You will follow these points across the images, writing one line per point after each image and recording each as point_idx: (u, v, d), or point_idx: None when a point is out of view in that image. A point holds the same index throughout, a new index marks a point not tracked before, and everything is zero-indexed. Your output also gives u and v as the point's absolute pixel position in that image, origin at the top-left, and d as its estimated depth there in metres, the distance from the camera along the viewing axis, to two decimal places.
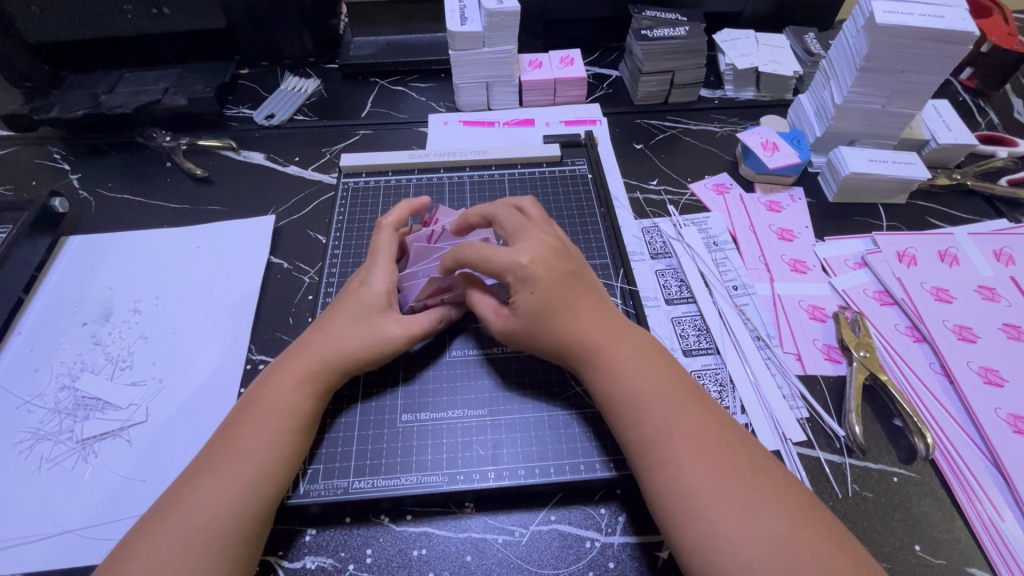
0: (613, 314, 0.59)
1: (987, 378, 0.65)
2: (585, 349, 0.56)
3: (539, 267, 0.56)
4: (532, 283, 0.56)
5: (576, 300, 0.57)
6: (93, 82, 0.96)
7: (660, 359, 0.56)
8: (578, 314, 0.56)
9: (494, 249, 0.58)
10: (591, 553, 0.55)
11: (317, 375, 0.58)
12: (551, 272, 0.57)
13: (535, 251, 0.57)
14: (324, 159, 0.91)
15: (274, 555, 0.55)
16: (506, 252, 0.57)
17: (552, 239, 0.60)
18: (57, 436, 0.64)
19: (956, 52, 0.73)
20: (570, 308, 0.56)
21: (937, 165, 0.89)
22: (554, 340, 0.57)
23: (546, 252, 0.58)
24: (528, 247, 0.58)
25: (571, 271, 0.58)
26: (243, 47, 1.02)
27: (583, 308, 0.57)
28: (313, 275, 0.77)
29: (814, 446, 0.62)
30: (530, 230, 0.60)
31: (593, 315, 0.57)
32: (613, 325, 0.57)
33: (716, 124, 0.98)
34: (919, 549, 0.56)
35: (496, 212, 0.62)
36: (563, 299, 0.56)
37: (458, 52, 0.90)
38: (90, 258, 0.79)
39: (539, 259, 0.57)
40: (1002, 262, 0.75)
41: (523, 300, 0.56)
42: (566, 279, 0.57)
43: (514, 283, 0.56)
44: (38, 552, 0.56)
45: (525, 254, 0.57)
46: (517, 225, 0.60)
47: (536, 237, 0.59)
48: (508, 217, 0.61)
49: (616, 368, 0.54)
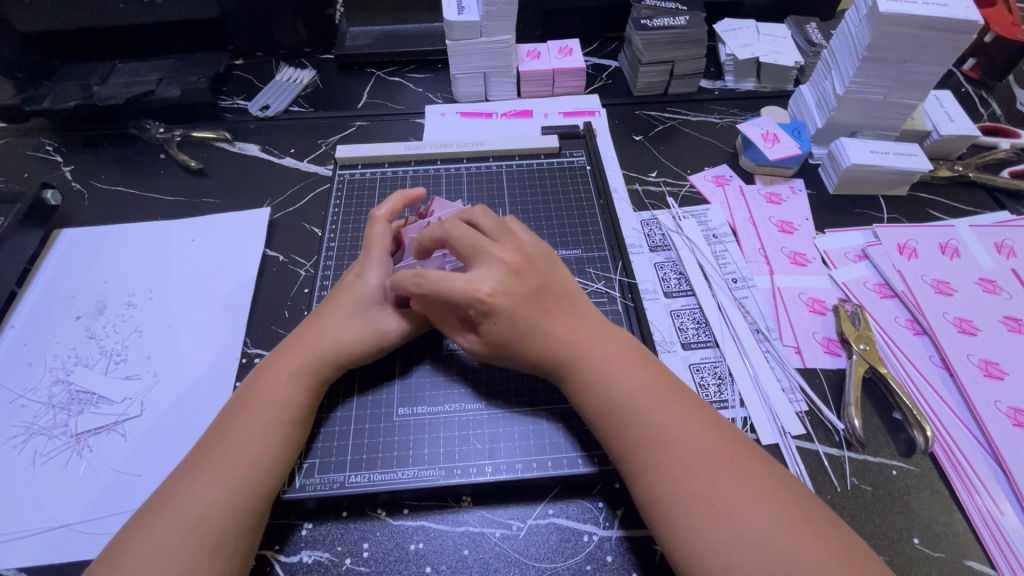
0: (592, 323, 0.57)
1: (987, 371, 0.65)
2: (568, 356, 0.55)
3: (501, 296, 0.53)
4: (495, 312, 0.53)
5: (548, 316, 0.55)
6: (85, 73, 0.95)
7: (650, 361, 0.55)
8: (550, 334, 0.55)
9: (450, 277, 0.52)
10: (589, 547, 0.55)
11: (309, 372, 0.57)
12: (513, 296, 0.53)
13: (495, 277, 0.53)
14: (319, 151, 0.90)
15: (270, 550, 0.54)
16: (463, 281, 0.52)
17: (514, 254, 0.55)
18: (51, 431, 0.63)
19: (959, 41, 0.72)
20: (540, 328, 0.55)
21: (939, 157, 0.88)
22: (530, 359, 0.56)
23: (506, 275, 0.54)
24: (485, 273, 0.53)
25: (537, 287, 0.55)
26: (237, 37, 1.00)
27: (560, 320, 0.56)
28: (308, 268, 0.76)
29: (813, 439, 0.62)
30: (488, 249, 0.55)
31: (568, 329, 0.55)
32: (595, 332, 0.56)
33: (716, 116, 0.96)
34: (918, 543, 0.56)
35: (446, 231, 0.56)
36: (531, 321, 0.54)
37: (455, 42, 0.89)
38: (83, 251, 0.79)
39: (501, 284, 0.53)
40: (1003, 254, 0.75)
41: (489, 329, 0.54)
42: (533, 298, 0.54)
43: (477, 315, 0.53)
44: (32, 546, 0.56)
45: (482, 283, 0.52)
46: (473, 246, 0.55)
47: (494, 258, 0.54)
48: (463, 236, 0.55)
49: (606, 370, 0.53)
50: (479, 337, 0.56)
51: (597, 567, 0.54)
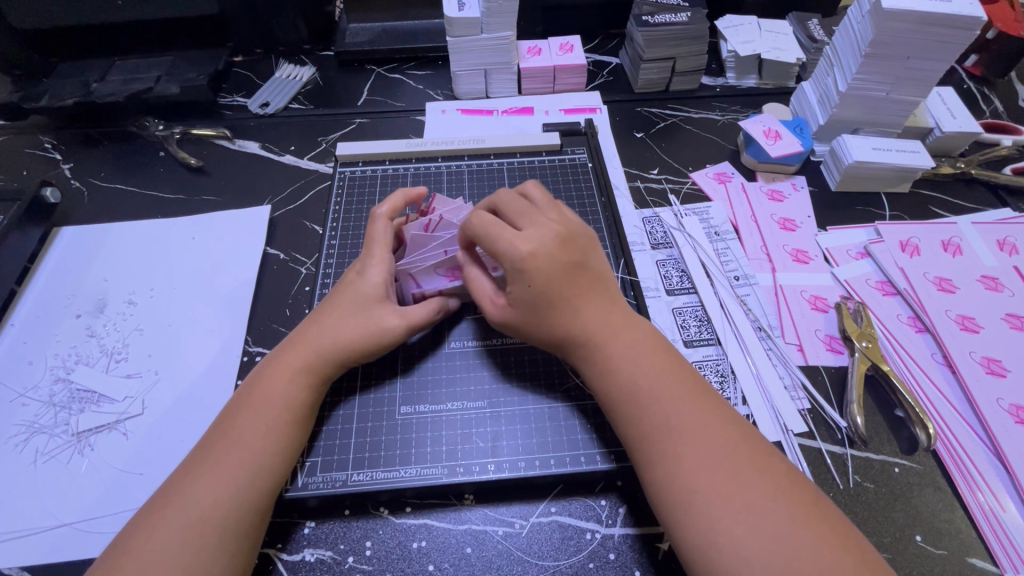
0: (619, 305, 0.57)
1: (989, 368, 0.65)
2: (589, 341, 0.54)
3: (541, 256, 0.54)
4: (530, 273, 0.53)
5: (582, 290, 0.55)
6: (84, 70, 0.94)
7: (667, 353, 0.55)
8: (580, 306, 0.55)
9: (499, 229, 0.55)
10: (592, 545, 0.55)
11: (316, 367, 0.57)
12: (553, 260, 0.54)
13: (538, 238, 0.55)
14: (320, 148, 0.90)
15: (273, 548, 0.54)
16: (509, 235, 0.54)
17: (558, 224, 0.57)
18: (52, 429, 0.63)
19: (962, 37, 0.72)
20: (573, 298, 0.55)
21: (941, 154, 0.88)
22: (554, 331, 0.55)
23: (550, 240, 0.55)
24: (532, 233, 0.55)
25: (577, 260, 0.56)
26: (236, 34, 1.00)
27: (592, 297, 0.56)
28: (309, 266, 0.76)
29: (815, 437, 0.62)
30: (534, 216, 0.57)
31: (597, 306, 0.55)
32: (618, 317, 0.56)
33: (717, 113, 0.96)
34: (920, 540, 0.56)
35: (499, 199, 0.59)
36: (566, 288, 0.54)
37: (456, 39, 0.89)
38: (83, 249, 0.78)
39: (543, 247, 0.54)
40: (1005, 251, 0.75)
41: (520, 290, 0.54)
42: (572, 267, 0.55)
43: (512, 272, 0.54)
44: (33, 545, 0.56)
45: (528, 242, 0.54)
46: (520, 211, 0.57)
47: (541, 223, 0.56)
48: (516, 204, 0.58)
49: (617, 362, 0.53)
50: (510, 302, 0.56)
51: (600, 565, 0.54)
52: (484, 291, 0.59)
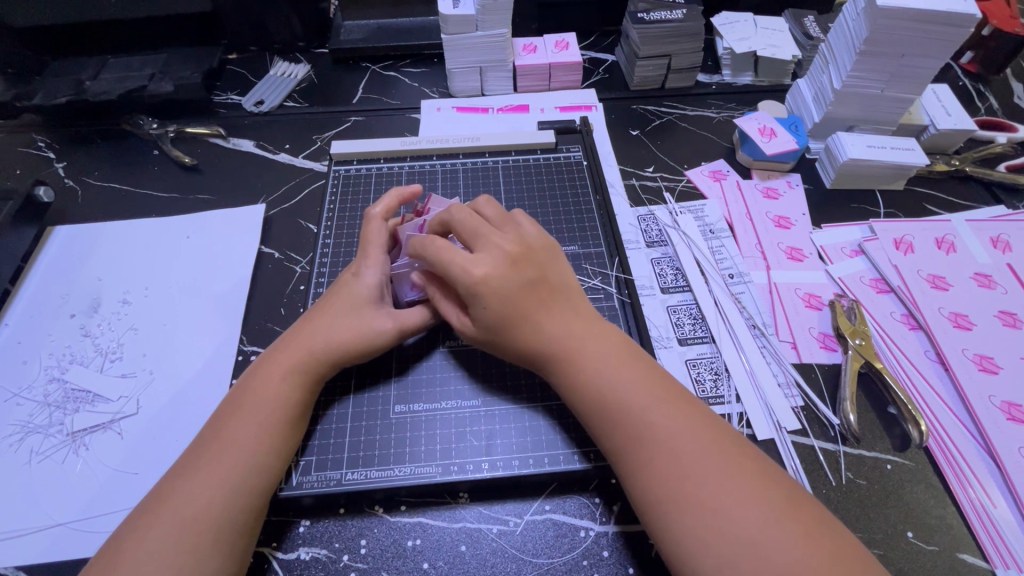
0: (585, 318, 0.57)
1: (981, 365, 0.65)
2: (561, 352, 0.55)
3: (493, 279, 0.54)
4: (485, 296, 0.54)
5: (543, 307, 0.55)
6: (77, 68, 0.94)
7: (646, 358, 0.55)
8: (540, 325, 0.55)
9: (453, 253, 0.55)
10: (586, 542, 0.55)
11: (305, 369, 0.57)
12: (506, 282, 0.54)
13: (491, 260, 0.55)
14: (315, 146, 0.90)
15: (268, 547, 0.55)
16: (462, 259, 0.54)
17: (512, 245, 0.57)
18: (47, 429, 0.63)
19: (957, 35, 0.72)
20: (533, 318, 0.55)
21: (936, 151, 0.88)
22: (519, 350, 0.56)
23: (502, 262, 0.55)
24: (484, 255, 0.55)
25: (534, 277, 0.56)
26: (231, 31, 0.99)
27: (555, 311, 0.56)
28: (304, 265, 0.76)
29: (808, 434, 0.62)
30: (489, 234, 0.57)
31: (561, 322, 0.56)
32: (588, 329, 0.56)
33: (713, 110, 0.96)
34: (911, 536, 0.56)
35: (451, 216, 0.59)
36: (524, 309, 0.54)
37: (450, 37, 0.88)
38: (77, 248, 0.78)
39: (496, 270, 0.54)
40: (999, 248, 0.75)
41: (479, 313, 0.54)
42: (529, 287, 0.55)
43: (467, 296, 0.54)
44: (29, 545, 0.56)
45: (479, 266, 0.54)
46: (473, 231, 0.57)
47: (493, 244, 0.56)
48: (465, 224, 0.58)
49: (596, 369, 0.53)
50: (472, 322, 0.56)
51: (593, 563, 0.54)
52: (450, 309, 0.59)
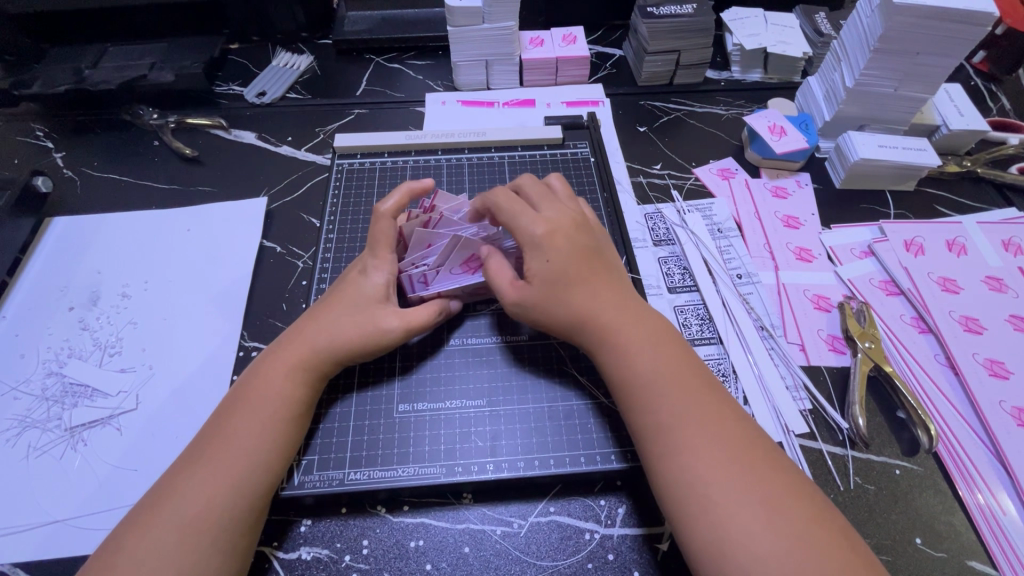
0: (630, 295, 0.58)
1: (992, 371, 0.64)
2: (598, 330, 0.55)
3: (556, 236, 0.57)
4: (548, 248, 0.57)
5: (592, 274, 0.57)
6: (76, 56, 0.93)
7: (676, 347, 0.54)
8: (593, 287, 0.56)
9: (519, 213, 0.59)
10: (591, 545, 0.54)
11: (310, 365, 0.56)
12: (569, 241, 0.58)
13: (555, 220, 0.59)
14: (318, 139, 0.89)
15: (268, 546, 0.54)
16: (528, 217, 0.58)
17: (574, 213, 0.61)
18: (45, 424, 0.62)
19: (972, 34, 0.71)
20: (586, 280, 0.56)
21: (947, 152, 0.87)
22: (566, 313, 0.56)
23: (565, 222, 0.59)
24: (549, 216, 0.59)
25: (590, 244, 0.59)
26: (232, 20, 0.98)
27: (600, 284, 0.57)
28: (306, 260, 0.75)
29: (816, 438, 0.62)
30: (555, 201, 0.61)
31: (610, 291, 0.57)
32: (625, 309, 0.56)
33: (722, 107, 0.95)
34: (919, 543, 0.56)
35: (523, 182, 0.64)
36: (580, 271, 0.57)
37: (456, 29, 0.87)
38: (75, 240, 0.77)
39: (558, 229, 0.58)
40: (1010, 251, 0.74)
41: (538, 266, 0.57)
42: (584, 253, 0.58)
43: (530, 248, 0.57)
44: (25, 541, 0.55)
45: (544, 223, 0.58)
46: (541, 195, 0.61)
47: (558, 208, 0.60)
48: (530, 190, 0.62)
49: (627, 353, 0.53)
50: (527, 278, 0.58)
51: (599, 566, 0.53)
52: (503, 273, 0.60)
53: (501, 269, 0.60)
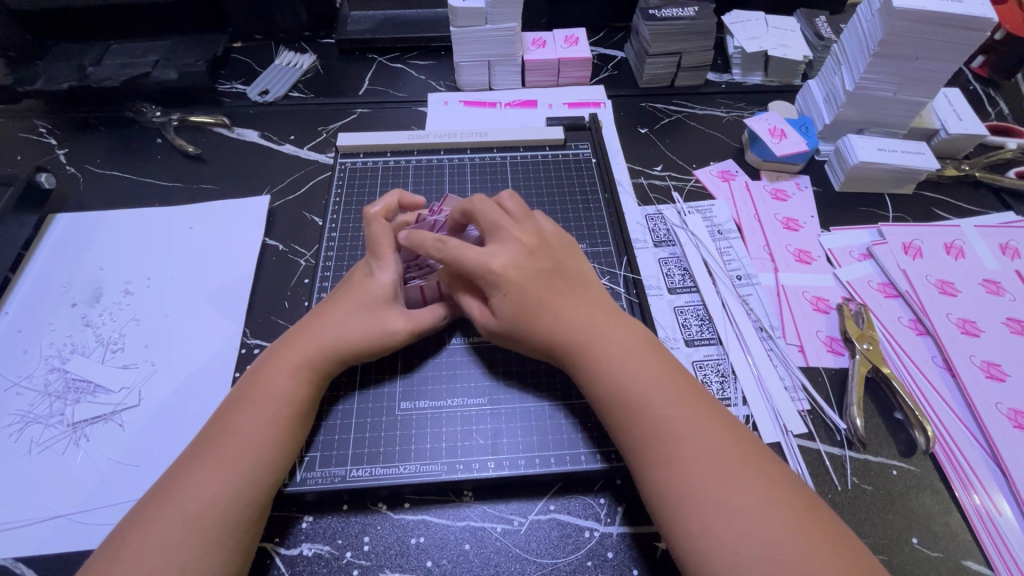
0: (610, 310, 0.58)
1: (988, 372, 0.65)
2: (584, 345, 0.55)
3: (512, 270, 0.56)
4: (504, 286, 0.56)
5: (560, 299, 0.57)
6: (80, 53, 0.93)
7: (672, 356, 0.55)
8: (560, 315, 0.56)
9: (468, 247, 0.57)
10: (590, 543, 0.55)
11: (312, 364, 0.57)
12: (525, 273, 0.56)
13: (507, 254, 0.57)
14: (320, 138, 0.89)
15: (271, 542, 0.54)
16: (478, 254, 0.56)
17: (528, 237, 0.59)
18: (48, 419, 0.63)
19: (972, 39, 0.72)
20: (552, 308, 0.56)
21: (946, 155, 0.88)
22: (540, 341, 0.56)
23: (518, 253, 0.57)
24: (500, 248, 0.57)
25: (549, 268, 0.58)
26: (236, 17, 0.98)
27: (568, 307, 0.56)
28: (308, 258, 0.75)
29: (814, 439, 0.62)
30: (506, 227, 0.59)
31: (582, 314, 0.56)
32: (610, 324, 0.56)
33: (723, 109, 0.95)
34: (916, 542, 0.56)
35: (472, 205, 0.60)
36: (546, 302, 0.56)
37: (459, 29, 0.88)
38: (79, 237, 0.77)
39: (512, 261, 0.57)
40: (1008, 255, 0.75)
41: (500, 304, 0.56)
42: (545, 279, 0.57)
43: (488, 288, 0.56)
44: (28, 536, 0.55)
45: (495, 258, 0.56)
46: (492, 223, 0.59)
47: (510, 236, 0.58)
48: (483, 214, 0.59)
49: (615, 366, 0.53)
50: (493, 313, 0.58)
51: (598, 564, 0.54)
52: (471, 303, 0.60)
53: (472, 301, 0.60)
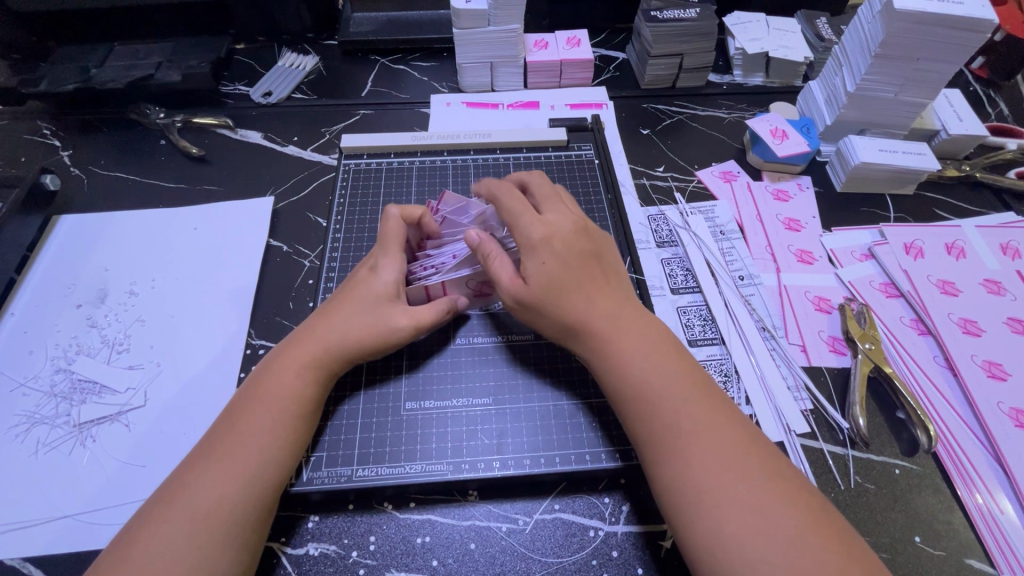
0: (628, 303, 0.58)
1: (990, 372, 0.65)
2: (599, 336, 0.55)
3: (555, 236, 0.58)
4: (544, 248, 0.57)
5: (593, 272, 0.58)
6: (83, 55, 0.93)
7: (679, 355, 0.55)
8: (594, 284, 0.57)
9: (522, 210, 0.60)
10: (595, 542, 0.55)
11: (320, 364, 0.57)
12: (568, 241, 0.59)
13: (556, 223, 0.60)
14: (323, 139, 0.89)
15: (277, 542, 0.54)
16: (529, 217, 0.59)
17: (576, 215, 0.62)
18: (53, 419, 0.63)
19: (973, 40, 0.72)
20: (586, 277, 0.57)
21: (946, 156, 0.88)
22: (565, 312, 0.56)
23: (567, 225, 0.60)
24: (551, 218, 0.60)
25: (592, 244, 0.60)
26: (239, 19, 0.98)
27: (597, 284, 0.58)
28: (313, 259, 0.75)
29: (817, 438, 0.62)
30: (558, 206, 0.63)
31: (608, 297, 0.57)
32: (625, 315, 0.57)
33: (724, 110, 0.96)
34: (919, 541, 0.56)
35: (529, 184, 0.65)
36: (577, 275, 0.57)
37: (462, 31, 0.88)
38: (84, 238, 0.77)
39: (557, 230, 0.59)
40: (1008, 255, 0.75)
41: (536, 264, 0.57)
42: (583, 252, 0.59)
43: (527, 248, 0.58)
44: (34, 537, 0.55)
45: (544, 224, 0.59)
46: (546, 197, 0.63)
47: (563, 211, 0.62)
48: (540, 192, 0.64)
49: (628, 359, 0.54)
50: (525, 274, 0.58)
51: (603, 563, 0.54)
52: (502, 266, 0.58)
53: (502, 265, 0.58)
